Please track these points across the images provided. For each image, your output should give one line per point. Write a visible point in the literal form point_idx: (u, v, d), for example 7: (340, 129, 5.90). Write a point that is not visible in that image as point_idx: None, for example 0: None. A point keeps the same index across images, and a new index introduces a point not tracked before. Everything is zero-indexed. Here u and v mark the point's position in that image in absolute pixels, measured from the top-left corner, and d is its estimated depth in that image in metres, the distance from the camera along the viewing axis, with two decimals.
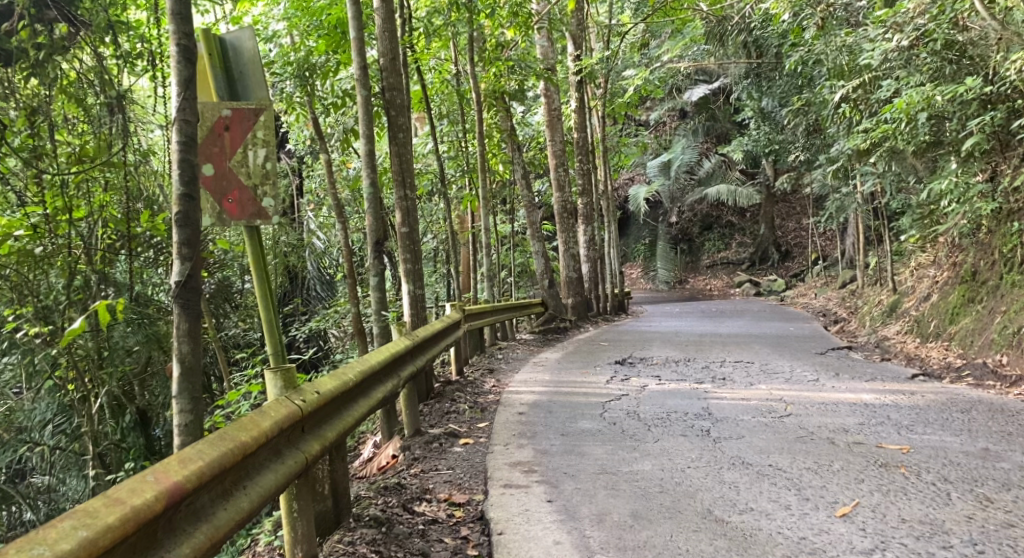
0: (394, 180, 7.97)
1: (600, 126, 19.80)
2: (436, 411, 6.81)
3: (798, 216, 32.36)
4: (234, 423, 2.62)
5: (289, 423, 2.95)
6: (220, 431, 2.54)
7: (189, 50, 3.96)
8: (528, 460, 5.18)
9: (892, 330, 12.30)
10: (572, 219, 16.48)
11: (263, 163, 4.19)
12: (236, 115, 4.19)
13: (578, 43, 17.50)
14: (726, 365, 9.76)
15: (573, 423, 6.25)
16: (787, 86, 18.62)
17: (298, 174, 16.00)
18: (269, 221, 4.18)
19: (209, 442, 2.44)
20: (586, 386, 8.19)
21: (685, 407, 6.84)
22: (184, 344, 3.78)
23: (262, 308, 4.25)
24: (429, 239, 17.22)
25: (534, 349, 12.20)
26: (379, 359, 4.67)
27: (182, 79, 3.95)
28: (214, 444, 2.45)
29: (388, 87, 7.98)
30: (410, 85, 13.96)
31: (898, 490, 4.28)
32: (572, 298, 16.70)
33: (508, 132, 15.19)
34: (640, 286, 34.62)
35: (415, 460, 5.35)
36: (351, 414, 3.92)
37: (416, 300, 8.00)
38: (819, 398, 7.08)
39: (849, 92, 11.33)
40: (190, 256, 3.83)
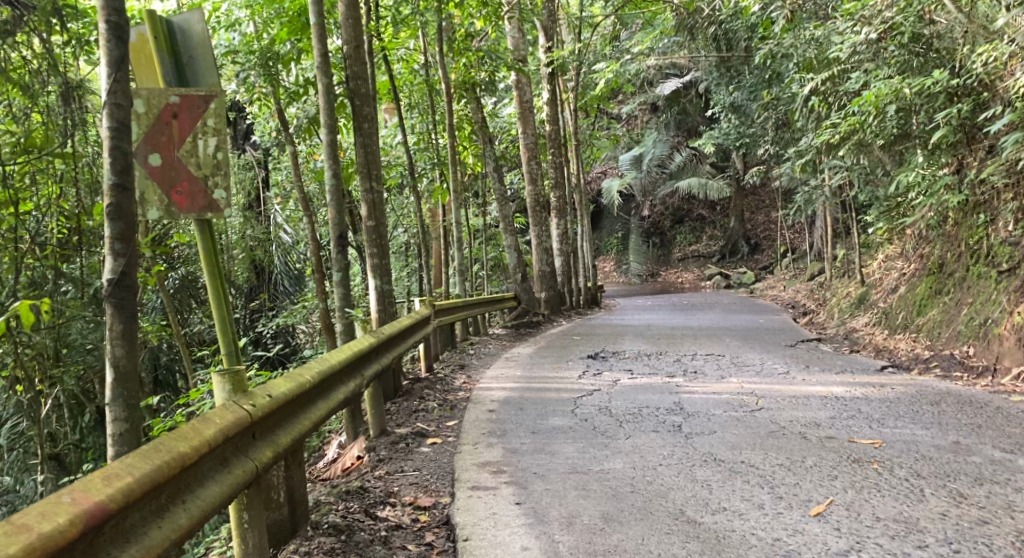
0: (359, 172, 7.76)
1: (572, 119, 19.67)
2: (404, 409, 6.63)
3: (767, 209, 32.52)
4: (169, 434, 2.41)
5: (235, 430, 2.75)
6: (153, 443, 2.33)
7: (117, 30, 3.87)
8: (497, 460, 5.02)
9: (860, 322, 12.32)
10: (543, 213, 16.34)
11: (214, 152, 4.00)
12: (185, 102, 3.98)
13: (548, 35, 17.34)
14: (698, 359, 9.68)
15: (543, 420, 6.10)
16: (756, 79, 18.61)
17: (264, 167, 15.67)
18: (221, 214, 4.00)
19: (139, 456, 2.23)
20: (557, 382, 8.06)
21: (657, 402, 6.73)
22: (117, 348, 3.80)
23: (214, 304, 4.02)
24: (399, 233, 16.98)
25: (505, 344, 12.04)
26: (340, 358, 4.48)
27: (113, 61, 3.88)
28: (145, 458, 2.24)
29: (353, 76, 7.69)
30: (378, 76, 13.69)
31: (872, 487, 4.19)
32: (544, 292, 16.57)
33: (478, 125, 14.98)
34: (612, 279, 34.61)
35: (381, 461, 5.17)
36: (308, 417, 3.73)
37: (383, 295, 7.80)
38: (790, 392, 7.01)
39: (819, 85, 11.30)
40: (122, 252, 3.84)
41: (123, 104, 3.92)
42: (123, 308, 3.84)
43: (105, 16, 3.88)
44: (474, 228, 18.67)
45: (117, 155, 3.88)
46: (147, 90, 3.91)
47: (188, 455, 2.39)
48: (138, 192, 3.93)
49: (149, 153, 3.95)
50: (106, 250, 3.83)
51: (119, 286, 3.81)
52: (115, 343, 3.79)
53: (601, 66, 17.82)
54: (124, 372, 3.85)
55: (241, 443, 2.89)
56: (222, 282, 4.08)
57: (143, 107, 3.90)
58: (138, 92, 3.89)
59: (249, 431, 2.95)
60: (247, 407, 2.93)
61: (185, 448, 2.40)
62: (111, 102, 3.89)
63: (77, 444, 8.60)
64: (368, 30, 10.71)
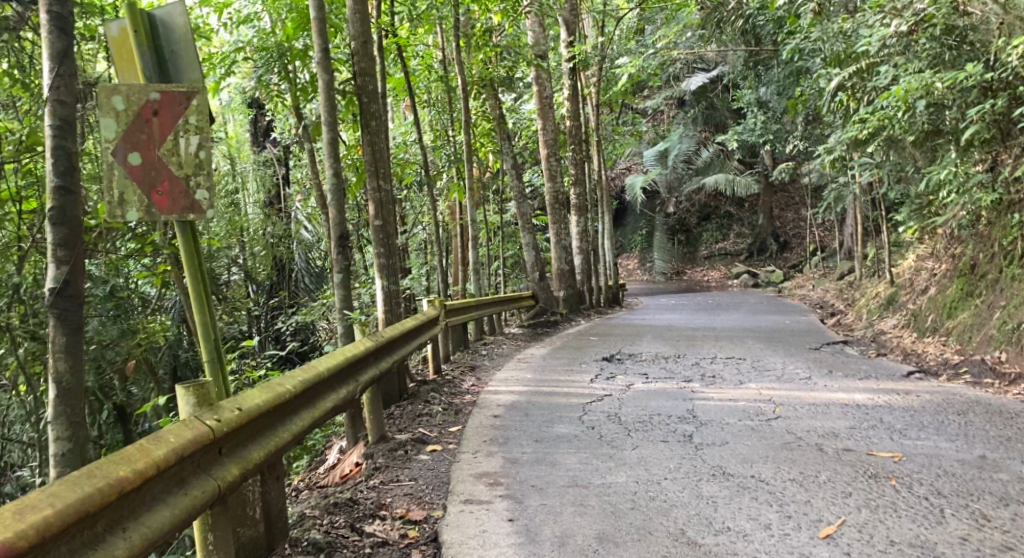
0: (367, 169, 7.58)
1: (595, 115, 19.39)
2: (407, 414, 6.47)
3: (797, 206, 31.96)
4: (106, 459, 2.29)
5: (193, 450, 2.63)
6: (85, 470, 2.21)
7: (62, 18, 3.75)
8: (495, 471, 4.82)
9: (888, 324, 11.95)
10: (564, 210, 16.10)
11: (196, 151, 3.87)
12: (166, 99, 3.83)
13: (571, 30, 17.07)
14: (717, 362, 9.41)
15: (548, 428, 5.90)
16: (785, 74, 18.21)
17: (283, 164, 15.64)
18: (203, 215, 3.86)
19: (64, 485, 2.11)
20: (568, 386, 7.85)
21: (669, 408, 6.49)
22: (60, 361, 3.74)
23: (196, 309, 3.87)
24: (418, 230, 16.84)
25: (520, 344, 11.84)
26: (330, 364, 4.32)
27: (56, 53, 3.76)
28: (69, 488, 2.12)
29: (359, 72, 7.50)
30: (395, 72, 13.54)
31: (888, 506, 3.92)
32: (564, 290, 16.34)
33: (496, 121, 14.78)
34: (636, 277, 34.26)
35: (376, 470, 5.01)
36: (290, 428, 3.59)
37: (390, 296, 7.64)
38: (809, 399, 6.73)
39: (847, 80, 10.97)
40: (66, 260, 3.71)
41: (66, 101, 3.78)
42: (65, 320, 3.75)
43: (47, 4, 3.73)
44: (494, 226, 18.48)
45: (60, 153, 3.73)
46: (126, 87, 3.75)
47: (124, 482, 2.27)
48: (117, 192, 3.76)
49: (128, 151, 3.79)
50: (49, 257, 3.72)
51: (60, 296, 3.74)
52: (58, 358, 3.72)
53: (624, 62, 17.52)
54: (67, 388, 3.77)
55: (205, 460, 2.75)
56: (204, 287, 3.93)
57: (122, 104, 3.74)
58: (116, 89, 3.73)
59: (214, 447, 2.81)
60: (211, 421, 2.79)
61: (122, 474, 2.28)
62: (55, 98, 3.74)
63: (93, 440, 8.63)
64: (381, 24, 10.44)
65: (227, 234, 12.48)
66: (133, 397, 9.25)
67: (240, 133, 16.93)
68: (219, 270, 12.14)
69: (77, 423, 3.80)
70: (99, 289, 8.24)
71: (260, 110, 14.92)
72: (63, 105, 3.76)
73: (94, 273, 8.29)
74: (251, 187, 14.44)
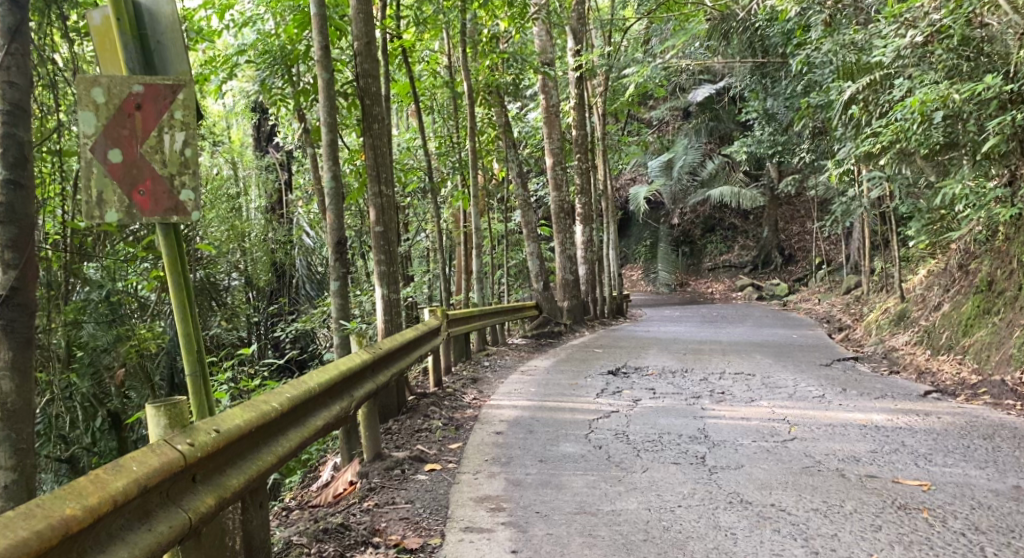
0: (368, 174, 7.31)
1: (601, 124, 19.12)
2: (406, 429, 6.18)
3: (802, 219, 31.67)
4: (50, 496, 2.02)
5: (165, 476, 2.39)
6: (31, 505, 1.98)
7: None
8: (498, 494, 4.54)
9: (900, 340, 11.63)
10: (568, 220, 15.80)
11: (181, 149, 3.60)
12: (150, 92, 3.56)
13: (578, 38, 16.78)
14: (725, 377, 9.12)
15: (553, 447, 5.61)
16: (793, 87, 17.99)
17: (286, 169, 15.36)
18: (188, 217, 3.58)
19: (6, 526, 1.88)
20: (573, 401, 7.55)
21: (680, 427, 6.21)
22: (5, 380, 3.41)
23: (178, 319, 3.60)
24: (420, 238, 16.54)
25: (523, 355, 11.53)
26: (321, 379, 4.04)
27: (7, 31, 3.47)
28: (11, 528, 1.88)
29: (362, 74, 7.24)
30: (399, 78, 13.26)
31: (922, 543, 3.63)
32: (567, 301, 16.02)
33: (501, 129, 14.52)
34: (639, 287, 33.90)
35: (371, 491, 4.73)
36: (277, 450, 3.32)
37: (390, 305, 7.36)
38: (825, 419, 6.42)
39: (860, 91, 10.71)
40: (15, 263, 3.42)
41: (17, 83, 3.49)
42: (13, 334, 3.43)
43: None
44: (496, 235, 18.20)
45: (11, 142, 3.45)
46: (106, 78, 3.48)
47: (69, 522, 2.00)
48: (95, 191, 3.49)
49: (108, 148, 3.52)
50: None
51: (6, 305, 3.43)
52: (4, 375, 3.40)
53: (632, 70, 17.21)
54: (14, 411, 3.45)
55: (173, 490, 2.49)
56: (187, 295, 3.65)
57: (102, 97, 3.48)
58: (96, 80, 3.46)
59: (186, 475, 2.55)
60: (182, 446, 2.53)
61: (66, 512, 2.01)
62: (5, 80, 3.45)
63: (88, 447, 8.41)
64: (385, 26, 10.07)
65: (226, 239, 12.21)
66: (129, 404, 8.99)
67: (242, 137, 16.66)
68: (219, 276, 11.92)
69: (23, 450, 3.45)
70: (94, 294, 8.12)
71: (263, 114, 14.68)
72: (14, 88, 3.47)
73: (89, 277, 8.09)
74: (253, 192, 14.21)
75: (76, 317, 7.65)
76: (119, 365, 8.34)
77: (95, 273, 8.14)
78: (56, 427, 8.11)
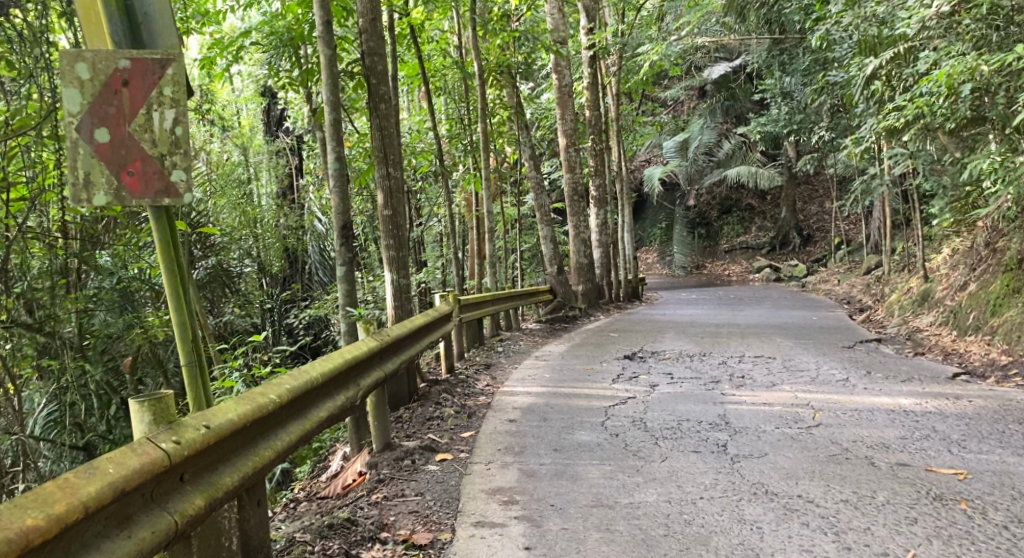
0: (376, 156, 7.10)
1: (615, 104, 18.79)
2: (417, 417, 6.02)
3: (821, 199, 31.21)
4: (9, 505, 1.97)
5: (142, 479, 2.30)
6: None
7: None
8: (511, 486, 4.36)
9: (924, 321, 11.31)
10: (582, 202, 15.53)
11: (172, 128, 3.41)
12: (137, 67, 3.36)
13: (591, 16, 16.44)
14: (745, 361, 8.89)
15: (568, 435, 5.42)
16: (811, 64, 17.58)
17: (297, 155, 15.15)
18: (181, 200, 3.40)
19: None
20: (589, 386, 7.35)
21: (699, 414, 5.99)
22: None
23: (173, 308, 3.41)
24: (432, 223, 16.32)
25: (538, 341, 11.33)
26: (324, 369, 3.88)
27: None
28: None
29: (368, 52, 7.01)
30: (408, 58, 12.99)
31: (962, 537, 3.41)
32: (582, 284, 15.76)
33: (513, 110, 14.24)
34: (656, 270, 33.49)
35: (380, 483, 4.56)
36: (275, 445, 3.19)
37: (400, 291, 7.17)
38: (850, 403, 6.17)
39: (883, 65, 10.38)
40: None
41: None
42: None
43: None
44: (509, 218, 17.95)
45: None
46: (91, 52, 3.28)
47: (29, 533, 1.94)
48: (82, 172, 3.29)
49: (95, 126, 3.32)
50: None
51: None
52: None
53: (645, 48, 16.83)
54: None
55: (156, 492, 2.42)
56: (181, 281, 3.46)
57: (87, 72, 3.28)
58: (80, 54, 3.26)
59: (172, 476, 2.47)
60: (167, 445, 2.45)
61: (25, 523, 1.95)
62: None
63: (105, 434, 8.14)
64: (389, 4, 9.83)
65: (238, 225, 12.05)
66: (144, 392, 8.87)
67: (253, 122, 16.46)
68: (230, 262, 11.80)
69: None
70: (105, 282, 8.06)
71: (272, 98, 14.48)
72: None
73: (102, 264, 8.03)
74: (263, 177, 14.09)
75: (87, 305, 7.54)
76: (131, 350, 8.18)
77: (107, 261, 8.09)
78: (73, 415, 8.01)
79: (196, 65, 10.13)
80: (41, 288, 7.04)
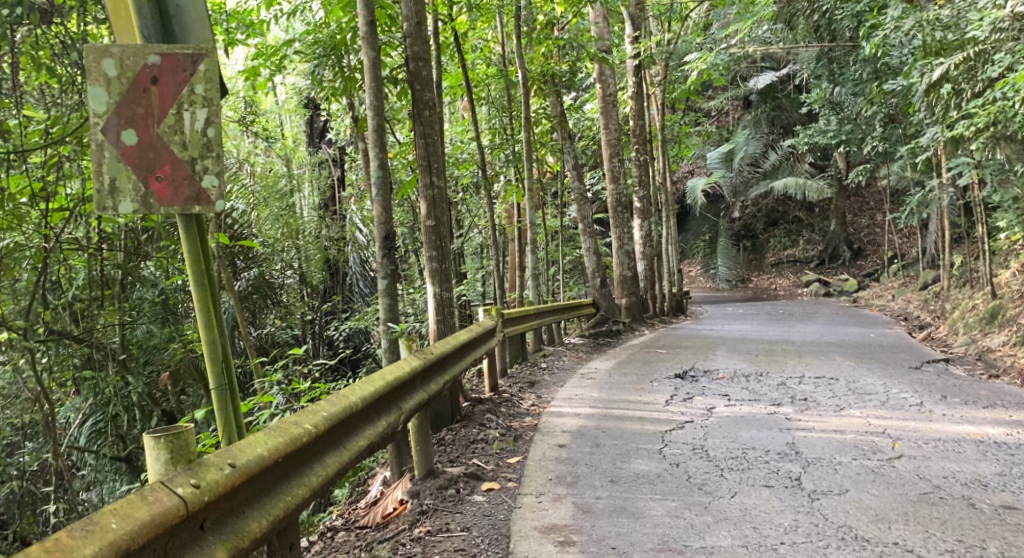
0: (418, 165, 6.77)
1: (660, 115, 18.30)
2: (460, 440, 5.66)
3: (872, 211, 30.26)
4: None
5: (148, 534, 2.12)
6: None
7: None
8: (567, 524, 3.99)
9: (995, 341, 10.64)
10: (627, 213, 15.06)
11: (204, 128, 3.08)
12: (168, 62, 3.03)
13: (636, 24, 16.02)
14: (805, 381, 8.38)
15: (624, 464, 5.03)
16: (863, 73, 16.90)
17: (339, 166, 14.97)
18: (212, 208, 3.06)
19: None
20: (641, 408, 6.92)
21: (765, 441, 5.54)
22: None
23: (202, 324, 3.09)
24: (473, 233, 16.00)
25: (583, 357, 10.91)
26: (364, 394, 3.55)
27: None
28: None
29: (412, 56, 6.69)
30: (449, 66, 12.67)
31: None
32: (625, 298, 15.30)
33: (556, 120, 13.85)
34: (699, 284, 32.79)
35: (423, 515, 4.21)
36: (310, 480, 2.92)
37: (442, 304, 6.83)
38: (932, 432, 5.65)
39: (951, 70, 9.81)
40: None
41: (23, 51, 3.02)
42: None
43: None
44: (551, 229, 17.54)
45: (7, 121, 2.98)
46: (119, 47, 2.98)
47: None
48: (107, 177, 2.99)
49: (122, 128, 3.01)
50: None
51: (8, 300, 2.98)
52: None
53: (693, 56, 16.34)
54: None
55: (169, 546, 2.22)
56: (211, 296, 3.14)
57: (114, 69, 2.98)
58: (107, 50, 2.97)
59: (188, 526, 2.28)
60: (181, 492, 2.26)
61: None
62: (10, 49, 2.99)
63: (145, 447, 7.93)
64: (434, 10, 9.53)
65: (282, 237, 11.87)
66: (185, 404, 8.66)
67: (295, 132, 16.33)
68: (272, 274, 11.67)
69: None
70: (149, 292, 7.84)
71: (315, 109, 14.32)
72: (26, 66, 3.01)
73: (146, 275, 7.85)
74: (307, 188, 13.88)
75: (130, 316, 7.38)
76: (171, 363, 7.92)
77: (150, 271, 7.89)
78: (116, 427, 7.84)
79: (240, 76, 9.96)
80: (82, 298, 6.91)
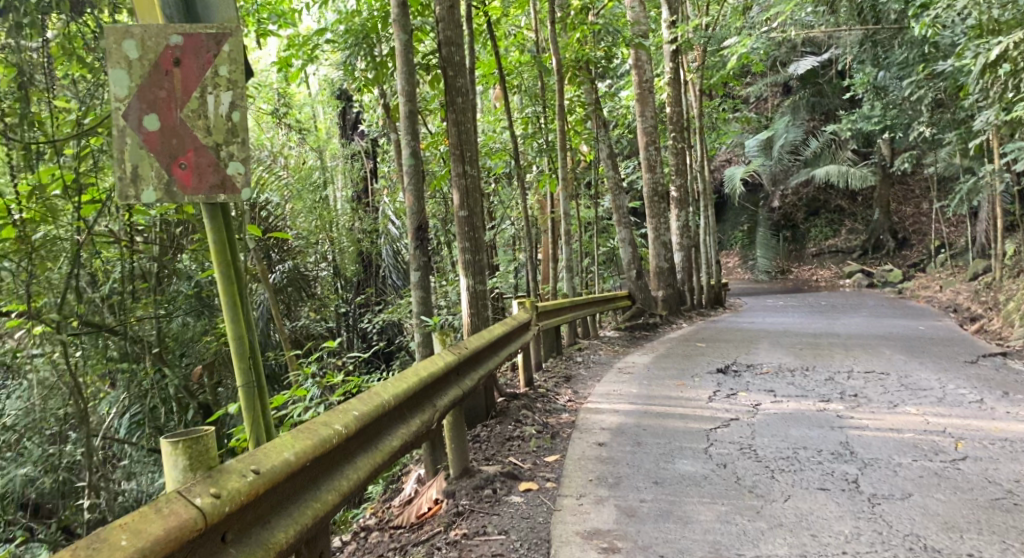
0: (452, 154, 6.57)
1: (697, 103, 17.82)
2: (496, 437, 5.47)
3: (917, 200, 29.41)
4: None
5: (158, 551, 2.00)
6: None
7: None
8: (610, 528, 3.78)
9: None
10: (664, 203, 14.68)
11: (228, 113, 2.91)
12: (190, 43, 2.87)
13: (673, 8, 15.56)
14: (855, 377, 8.05)
15: (668, 464, 4.80)
16: (910, 55, 16.24)
17: (371, 158, 14.80)
18: (237, 195, 2.89)
19: None
20: (684, 405, 6.66)
21: (817, 440, 5.26)
22: None
23: (229, 320, 2.94)
24: (505, 226, 15.76)
25: (619, 351, 10.63)
26: (396, 392, 3.36)
27: None
28: None
29: (445, 41, 6.49)
30: (481, 54, 12.40)
31: None
32: (662, 290, 14.95)
33: (591, 107, 13.51)
34: (738, 276, 32.19)
35: (459, 517, 4.03)
36: (339, 484, 2.76)
37: (476, 297, 6.61)
38: (997, 431, 5.33)
39: (1009, 48, 9.29)
40: None
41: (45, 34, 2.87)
42: None
43: None
44: (586, 220, 17.21)
45: None
46: (140, 27, 2.83)
47: None
48: (129, 164, 2.84)
49: (144, 113, 2.86)
50: None
51: None
52: None
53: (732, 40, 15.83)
54: None
55: None
56: (237, 287, 2.99)
57: (135, 51, 2.83)
58: (128, 30, 2.82)
59: (206, 539, 2.16)
60: (199, 503, 2.14)
61: None
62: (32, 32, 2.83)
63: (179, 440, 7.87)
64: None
65: (315, 229, 11.77)
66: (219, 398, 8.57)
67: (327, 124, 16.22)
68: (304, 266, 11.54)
69: None
70: (184, 285, 7.75)
71: (347, 100, 14.18)
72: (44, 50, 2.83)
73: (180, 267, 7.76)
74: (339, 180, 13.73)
75: (166, 308, 7.28)
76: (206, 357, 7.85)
77: (184, 264, 7.82)
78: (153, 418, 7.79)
79: (271, 66, 9.84)
80: (118, 290, 6.82)
